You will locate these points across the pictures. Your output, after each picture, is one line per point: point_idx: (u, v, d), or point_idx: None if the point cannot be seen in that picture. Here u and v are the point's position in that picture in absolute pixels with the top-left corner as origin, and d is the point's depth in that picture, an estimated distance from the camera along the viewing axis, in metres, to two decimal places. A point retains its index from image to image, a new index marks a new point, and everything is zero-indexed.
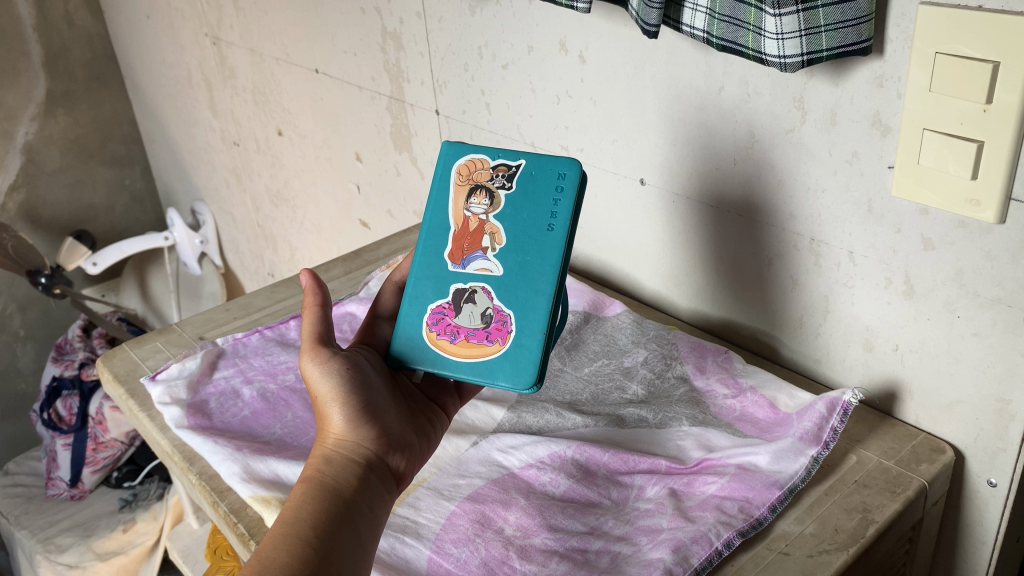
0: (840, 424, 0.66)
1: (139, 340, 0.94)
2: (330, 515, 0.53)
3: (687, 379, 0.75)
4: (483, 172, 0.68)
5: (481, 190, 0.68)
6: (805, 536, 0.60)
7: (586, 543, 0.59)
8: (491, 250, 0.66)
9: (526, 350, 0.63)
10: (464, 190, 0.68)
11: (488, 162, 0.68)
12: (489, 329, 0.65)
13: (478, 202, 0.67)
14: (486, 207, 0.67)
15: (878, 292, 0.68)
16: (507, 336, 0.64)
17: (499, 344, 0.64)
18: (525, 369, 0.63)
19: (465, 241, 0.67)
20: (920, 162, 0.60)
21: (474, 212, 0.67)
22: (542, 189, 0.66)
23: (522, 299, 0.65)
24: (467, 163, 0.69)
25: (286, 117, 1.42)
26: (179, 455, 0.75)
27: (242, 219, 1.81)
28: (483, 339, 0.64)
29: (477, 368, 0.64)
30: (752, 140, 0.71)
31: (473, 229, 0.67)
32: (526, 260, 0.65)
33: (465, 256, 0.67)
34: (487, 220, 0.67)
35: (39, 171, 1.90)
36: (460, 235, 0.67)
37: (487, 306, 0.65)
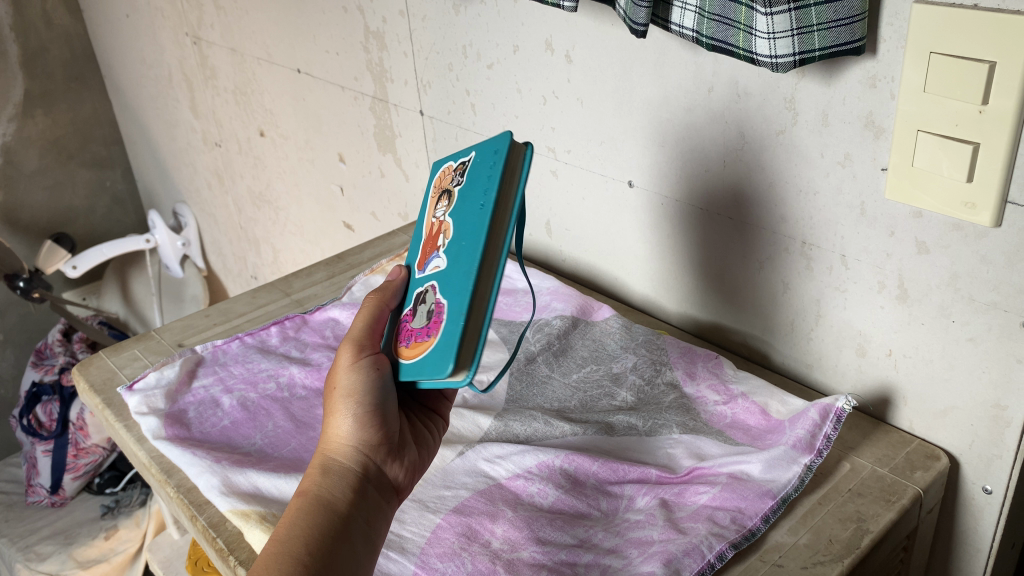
0: (833, 431, 0.65)
1: (116, 348, 0.91)
2: (325, 531, 0.51)
3: (677, 386, 0.74)
4: (450, 177, 0.69)
5: (445, 194, 0.68)
6: (799, 547, 0.58)
7: (576, 557, 0.58)
8: (443, 245, 0.63)
9: (448, 334, 0.55)
10: (437, 199, 0.69)
11: (455, 167, 0.69)
12: (429, 325, 0.57)
13: (442, 205, 0.67)
14: (446, 207, 0.66)
15: (871, 297, 0.67)
16: (438, 325, 0.56)
17: (432, 336, 0.56)
18: (445, 353, 0.54)
19: (431, 244, 0.65)
20: (914, 164, 0.58)
21: (439, 216, 0.66)
22: (479, 172, 0.63)
23: (456, 284, 0.57)
24: (442, 176, 0.71)
25: (268, 117, 1.40)
26: (157, 467, 0.72)
27: (225, 221, 1.78)
28: (423, 336, 0.57)
29: (413, 365, 0.56)
30: (742, 143, 0.70)
31: (435, 232, 0.66)
32: (463, 244, 0.60)
33: (428, 259, 0.64)
34: (443, 219, 0.65)
35: (18, 173, 1.87)
36: (432, 240, 0.66)
37: (433, 301, 0.59)
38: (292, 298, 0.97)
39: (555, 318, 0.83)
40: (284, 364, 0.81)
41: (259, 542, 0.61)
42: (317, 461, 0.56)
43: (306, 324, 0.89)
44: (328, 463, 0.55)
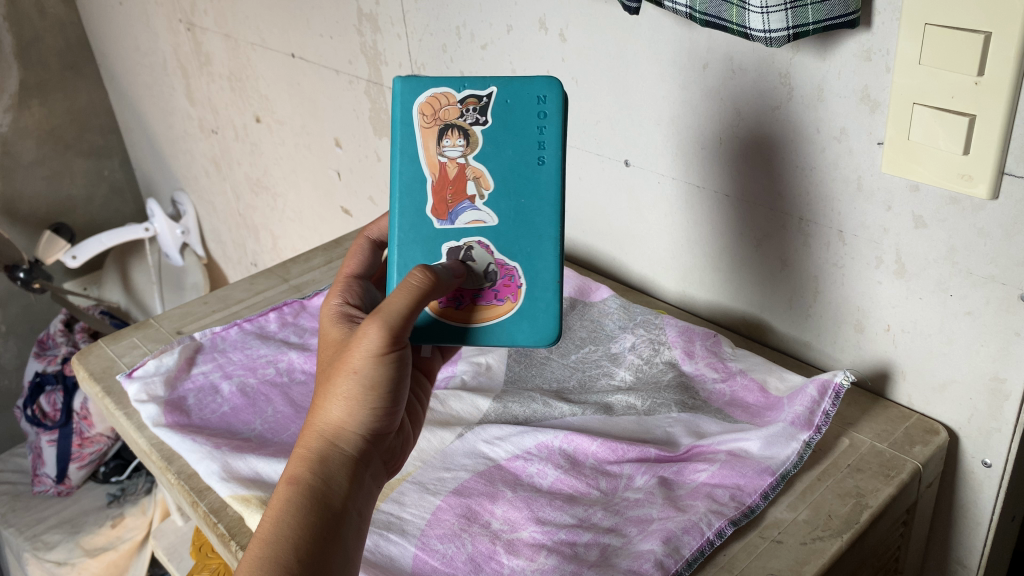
0: (832, 408, 0.64)
1: (116, 336, 0.91)
2: (320, 529, 0.49)
3: (675, 364, 0.73)
4: (449, 108, 0.62)
5: (452, 129, 0.62)
6: (798, 523, 0.58)
7: (575, 536, 0.58)
8: (479, 198, 0.62)
9: (541, 306, 0.62)
10: (433, 133, 0.62)
11: (453, 95, 0.61)
12: (498, 288, 0.62)
13: (452, 143, 0.62)
14: (462, 148, 0.62)
15: (869, 272, 0.66)
16: (518, 293, 0.62)
17: (511, 302, 0.62)
18: (544, 325, 0.62)
19: (448, 191, 0.62)
20: (910, 138, 0.58)
21: (450, 156, 0.62)
22: (523, 121, 0.61)
23: (524, 249, 0.62)
24: (429, 100, 0.62)
25: (264, 102, 1.39)
26: (157, 454, 0.73)
27: (223, 208, 1.78)
28: (494, 300, 0.62)
29: (495, 330, 0.62)
30: (738, 118, 0.69)
31: (452, 176, 0.62)
32: (520, 203, 0.62)
33: (449, 210, 0.62)
34: (466, 164, 0.62)
35: (15, 163, 1.87)
36: (440, 185, 0.62)
37: (488, 262, 0.62)
38: (290, 284, 0.97)
39: None
40: (283, 349, 0.81)
41: None
42: (316, 445, 0.52)
43: (304, 309, 0.89)
44: (332, 447, 0.52)
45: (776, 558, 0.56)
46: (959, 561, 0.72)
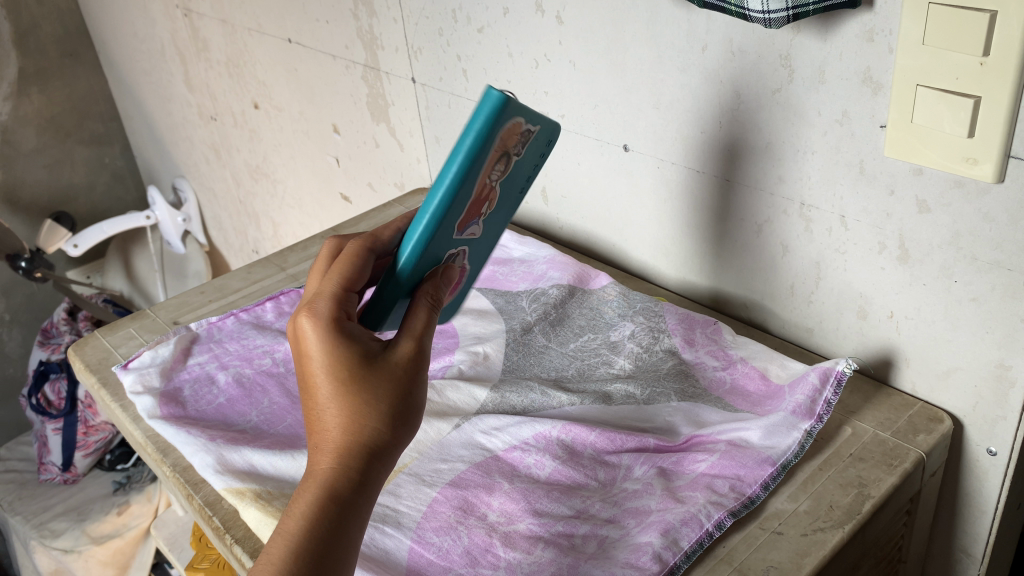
0: (834, 396, 0.63)
1: (112, 327, 0.91)
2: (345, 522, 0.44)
3: (675, 352, 0.72)
4: (513, 138, 0.54)
5: (504, 158, 0.55)
6: (799, 514, 0.58)
7: (573, 528, 0.57)
8: (483, 213, 0.59)
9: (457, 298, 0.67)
10: (494, 157, 0.54)
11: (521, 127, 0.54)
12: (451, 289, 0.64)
13: (499, 168, 0.56)
14: (501, 172, 0.56)
15: (871, 258, 0.65)
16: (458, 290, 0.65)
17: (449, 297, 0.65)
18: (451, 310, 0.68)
19: (474, 208, 0.56)
20: (914, 120, 0.57)
21: (492, 179, 0.56)
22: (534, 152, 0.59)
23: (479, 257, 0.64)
24: (508, 129, 0.53)
25: (261, 89, 1.38)
26: (153, 446, 0.72)
27: (224, 195, 1.77)
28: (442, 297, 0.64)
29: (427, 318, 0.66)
30: (739, 102, 0.68)
31: (482, 196, 0.56)
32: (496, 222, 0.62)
33: (467, 223, 0.57)
34: (494, 186, 0.57)
35: (15, 152, 1.86)
36: (474, 204, 0.56)
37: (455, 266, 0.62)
38: (287, 273, 0.96)
39: (552, 287, 0.82)
40: (279, 339, 0.81)
41: (254, 520, 0.61)
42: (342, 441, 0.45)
43: (301, 299, 0.88)
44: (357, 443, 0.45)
45: (777, 550, 0.55)
46: (964, 551, 0.71)
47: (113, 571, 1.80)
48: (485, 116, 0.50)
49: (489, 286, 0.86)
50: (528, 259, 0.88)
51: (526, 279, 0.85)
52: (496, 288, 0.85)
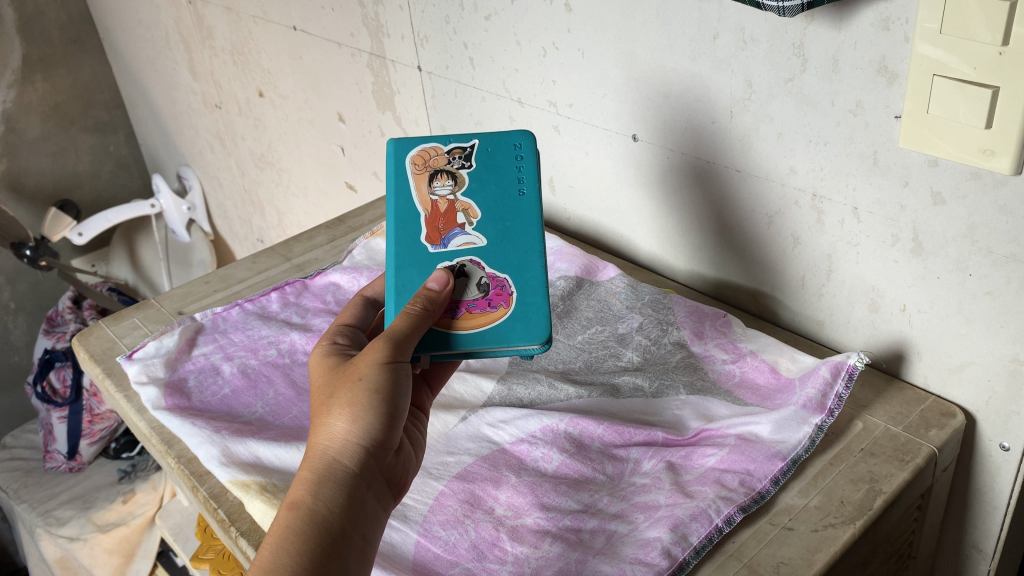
0: (845, 390, 0.62)
1: (117, 317, 0.90)
2: (320, 538, 0.46)
3: (684, 345, 0.72)
4: (438, 158, 0.67)
5: (441, 173, 0.66)
6: (810, 509, 0.57)
7: (581, 522, 0.57)
8: (468, 225, 0.64)
9: (532, 308, 0.60)
10: (423, 177, 0.66)
11: (442, 147, 0.67)
12: (490, 296, 0.61)
13: (442, 184, 0.66)
14: (451, 186, 0.66)
15: (884, 251, 0.64)
16: (510, 298, 0.61)
17: (503, 308, 0.60)
18: (534, 326, 0.60)
19: (439, 222, 0.64)
20: (930, 111, 0.56)
21: (441, 194, 0.65)
22: (502, 162, 0.67)
23: (514, 263, 0.63)
24: (420, 152, 0.67)
25: (266, 77, 1.37)
26: (158, 438, 0.72)
27: (229, 184, 1.76)
28: (485, 307, 0.60)
29: (487, 333, 0.59)
30: (750, 91, 0.67)
31: (443, 210, 0.65)
32: (506, 225, 0.64)
33: (442, 236, 0.64)
34: (456, 199, 0.65)
35: (20, 140, 1.86)
36: (432, 218, 0.65)
37: (481, 276, 0.62)
38: (292, 263, 0.95)
39: (559, 278, 0.81)
40: (284, 330, 0.80)
41: (259, 513, 0.60)
42: (312, 460, 0.50)
43: (306, 289, 0.87)
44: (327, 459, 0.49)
45: (787, 545, 0.54)
46: (975, 546, 0.70)
47: (118, 560, 1.78)
48: (393, 150, 0.67)
49: None
50: None
51: None
52: None
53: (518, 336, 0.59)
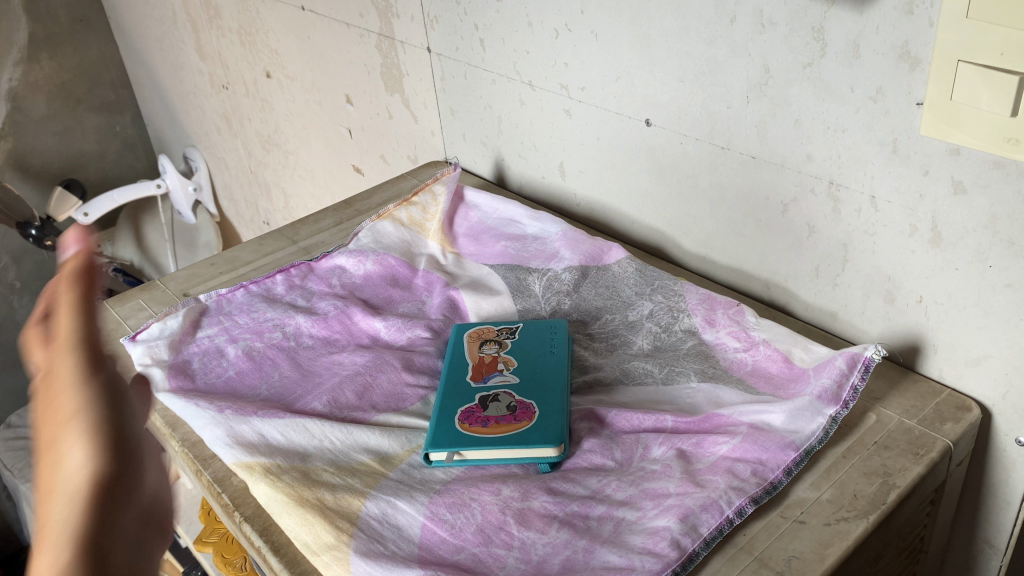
0: (861, 382, 0.61)
1: (122, 297, 0.90)
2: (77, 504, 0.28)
3: (695, 332, 0.71)
4: (490, 332, 0.73)
5: (490, 341, 0.72)
6: (822, 502, 0.56)
7: (587, 509, 0.56)
8: (507, 369, 0.69)
9: (552, 420, 0.62)
10: (476, 342, 0.72)
11: (493, 328, 0.74)
12: (515, 414, 0.63)
13: (490, 346, 0.71)
14: (497, 348, 0.71)
15: (901, 241, 0.63)
16: (532, 416, 0.63)
17: (526, 421, 0.62)
18: (551, 433, 0.61)
19: (483, 367, 0.69)
20: (954, 97, 0.55)
21: (488, 352, 0.71)
22: (541, 338, 0.72)
23: (541, 392, 0.65)
24: (477, 331, 0.74)
25: (274, 57, 1.35)
26: (161, 420, 0.71)
27: (235, 165, 1.75)
28: (511, 421, 0.62)
29: (509, 441, 0.61)
30: (768, 77, 0.65)
31: (487, 361, 0.70)
32: (539, 368, 0.68)
33: (483, 376, 0.68)
34: (500, 355, 0.70)
35: (26, 118, 1.85)
36: (478, 365, 0.69)
37: (511, 401, 0.65)
38: (299, 246, 0.94)
39: (565, 270, 0.79)
40: (290, 313, 0.79)
41: (265, 496, 0.60)
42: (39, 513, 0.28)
43: (312, 272, 0.86)
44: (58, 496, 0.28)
45: (799, 539, 0.54)
46: (986, 542, 0.69)
47: None
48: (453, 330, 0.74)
49: (502, 261, 0.85)
50: (542, 235, 0.86)
51: (539, 257, 0.83)
52: (508, 263, 0.84)
53: (537, 439, 0.60)
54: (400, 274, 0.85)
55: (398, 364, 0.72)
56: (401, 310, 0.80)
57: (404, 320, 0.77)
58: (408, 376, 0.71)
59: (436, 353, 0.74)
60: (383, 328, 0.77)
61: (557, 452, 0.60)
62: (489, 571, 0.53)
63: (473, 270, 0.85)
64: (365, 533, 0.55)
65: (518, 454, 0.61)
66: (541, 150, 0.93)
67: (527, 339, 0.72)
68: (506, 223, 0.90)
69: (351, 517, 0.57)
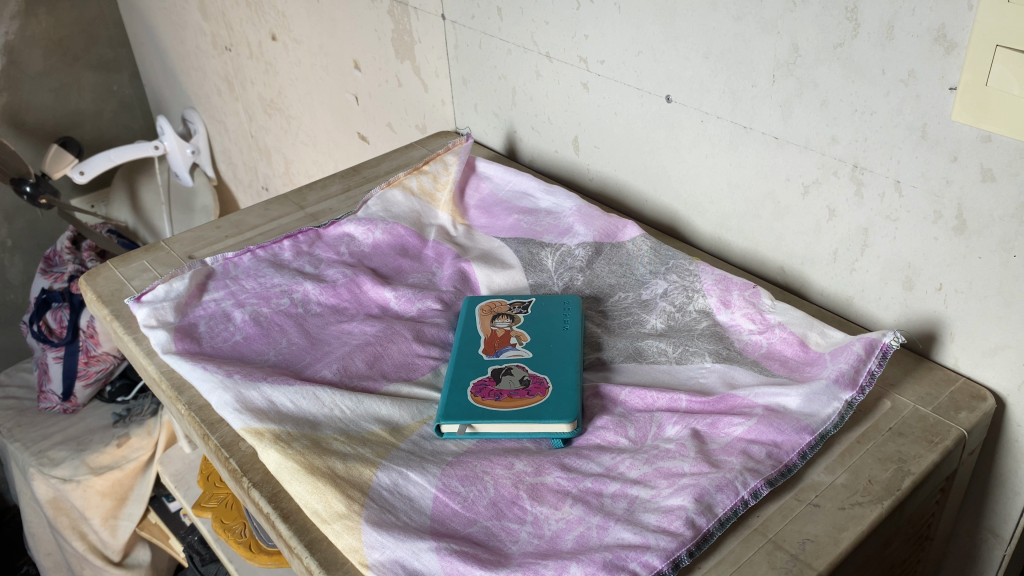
0: (878, 368, 0.60)
1: (125, 258, 0.88)
2: None
3: (709, 313, 0.70)
4: (502, 306, 0.73)
5: (503, 315, 0.72)
6: (837, 487, 0.56)
7: (602, 486, 0.56)
8: (519, 344, 0.68)
9: (565, 395, 0.62)
10: (488, 316, 0.72)
11: (506, 302, 0.73)
12: (528, 387, 0.63)
13: (503, 321, 0.71)
14: (510, 322, 0.71)
15: (924, 228, 0.62)
16: (546, 390, 0.62)
17: (539, 396, 0.62)
18: (566, 407, 0.61)
19: (495, 340, 0.68)
20: (989, 83, 0.54)
21: (500, 326, 0.70)
22: (553, 313, 0.71)
23: (554, 367, 0.65)
24: (490, 304, 0.73)
25: (280, 20, 1.33)
26: (168, 383, 0.70)
27: (235, 129, 1.73)
28: (524, 395, 0.62)
29: (521, 414, 0.60)
30: (796, 56, 0.64)
31: (500, 335, 0.69)
32: (550, 343, 0.68)
33: (496, 350, 0.67)
34: (512, 330, 0.70)
35: (22, 74, 1.82)
36: (490, 339, 0.69)
37: (524, 374, 0.64)
38: (306, 212, 0.93)
39: (578, 246, 0.79)
40: (298, 279, 0.78)
41: (274, 463, 0.59)
42: None
43: (320, 239, 0.85)
44: None
45: (813, 523, 0.53)
46: (992, 531, 0.70)
47: (110, 503, 1.79)
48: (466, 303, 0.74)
49: (513, 235, 0.84)
50: (554, 210, 0.85)
51: (552, 232, 0.82)
52: (520, 237, 0.83)
53: (551, 414, 0.60)
54: (410, 244, 0.84)
55: (409, 335, 0.71)
56: (411, 280, 0.79)
57: (414, 291, 0.76)
58: (418, 347, 0.70)
59: (447, 325, 0.73)
60: (393, 298, 0.76)
61: (571, 427, 0.60)
62: (501, 544, 0.53)
63: (484, 243, 0.84)
64: (376, 503, 0.55)
65: (531, 429, 0.60)
66: (556, 123, 0.92)
67: (539, 314, 0.71)
68: (517, 196, 0.89)
69: (362, 487, 0.56)
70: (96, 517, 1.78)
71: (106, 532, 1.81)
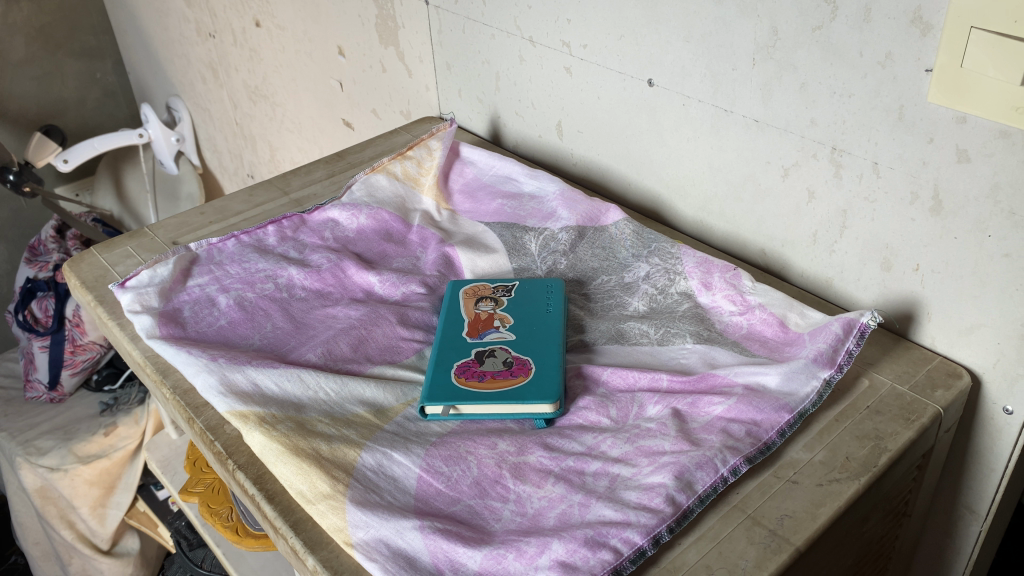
0: (856, 347, 0.61)
1: (109, 244, 0.88)
2: None
3: (691, 295, 0.71)
4: (485, 289, 0.73)
5: (486, 298, 0.72)
6: (815, 463, 0.57)
7: (584, 465, 0.57)
8: (502, 327, 0.68)
9: (548, 377, 0.62)
10: (472, 299, 0.72)
11: (489, 285, 0.74)
12: (511, 368, 0.63)
13: (486, 304, 0.71)
14: (494, 306, 0.71)
15: (901, 209, 0.63)
16: (529, 370, 0.63)
17: (522, 377, 0.62)
18: (549, 389, 0.61)
19: (478, 324, 0.69)
20: (963, 65, 0.55)
21: (483, 309, 0.71)
22: (535, 296, 0.72)
23: (536, 349, 0.65)
24: (473, 288, 0.74)
25: (263, 5, 1.33)
26: (152, 367, 0.71)
27: (220, 116, 1.72)
28: (507, 375, 0.62)
29: (504, 394, 0.60)
30: (775, 39, 0.65)
31: (483, 318, 0.70)
32: (533, 326, 0.68)
33: (479, 333, 0.68)
34: (496, 313, 0.70)
35: (4, 62, 1.81)
36: (473, 323, 0.69)
37: (507, 356, 0.65)
38: (290, 198, 0.93)
39: (562, 230, 0.79)
40: (282, 264, 0.78)
41: (259, 445, 0.59)
42: None
43: (304, 224, 0.85)
44: None
45: (792, 499, 0.54)
46: (968, 508, 0.71)
47: (99, 492, 1.79)
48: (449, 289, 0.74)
49: (497, 219, 0.84)
50: (538, 194, 0.86)
51: (536, 216, 0.83)
52: (504, 221, 0.84)
53: (533, 394, 0.60)
54: (394, 228, 0.84)
55: (393, 319, 0.71)
56: (395, 264, 0.80)
57: (398, 275, 0.76)
58: (403, 330, 0.71)
59: (431, 309, 0.74)
60: (377, 282, 0.76)
61: (555, 407, 0.60)
62: (484, 522, 0.53)
63: (468, 227, 0.84)
64: (360, 483, 0.55)
65: (514, 410, 0.61)
66: (539, 108, 0.92)
67: (522, 298, 0.72)
68: (501, 181, 0.90)
69: (346, 467, 0.57)
70: (85, 505, 1.78)
71: (95, 521, 1.81)
